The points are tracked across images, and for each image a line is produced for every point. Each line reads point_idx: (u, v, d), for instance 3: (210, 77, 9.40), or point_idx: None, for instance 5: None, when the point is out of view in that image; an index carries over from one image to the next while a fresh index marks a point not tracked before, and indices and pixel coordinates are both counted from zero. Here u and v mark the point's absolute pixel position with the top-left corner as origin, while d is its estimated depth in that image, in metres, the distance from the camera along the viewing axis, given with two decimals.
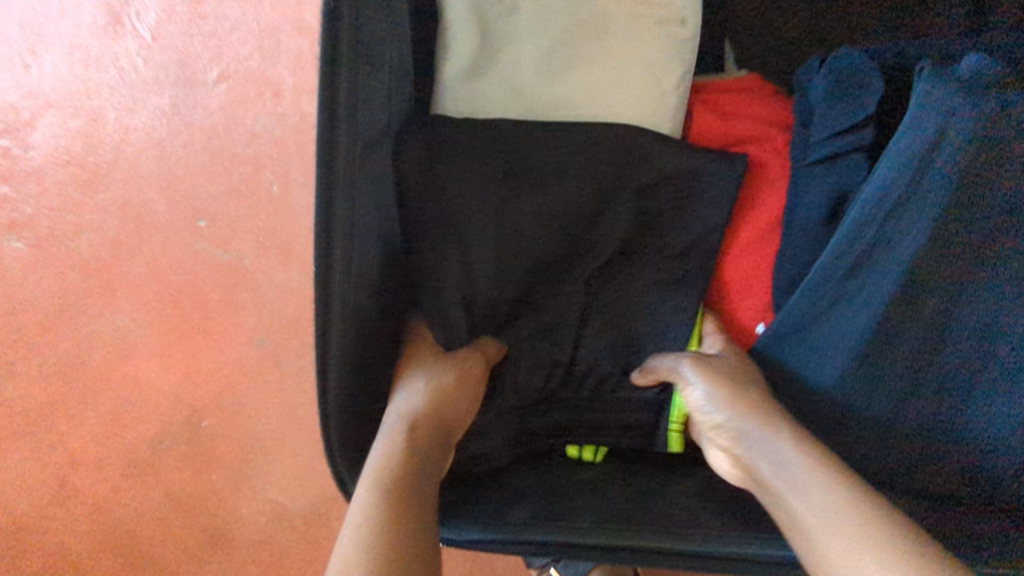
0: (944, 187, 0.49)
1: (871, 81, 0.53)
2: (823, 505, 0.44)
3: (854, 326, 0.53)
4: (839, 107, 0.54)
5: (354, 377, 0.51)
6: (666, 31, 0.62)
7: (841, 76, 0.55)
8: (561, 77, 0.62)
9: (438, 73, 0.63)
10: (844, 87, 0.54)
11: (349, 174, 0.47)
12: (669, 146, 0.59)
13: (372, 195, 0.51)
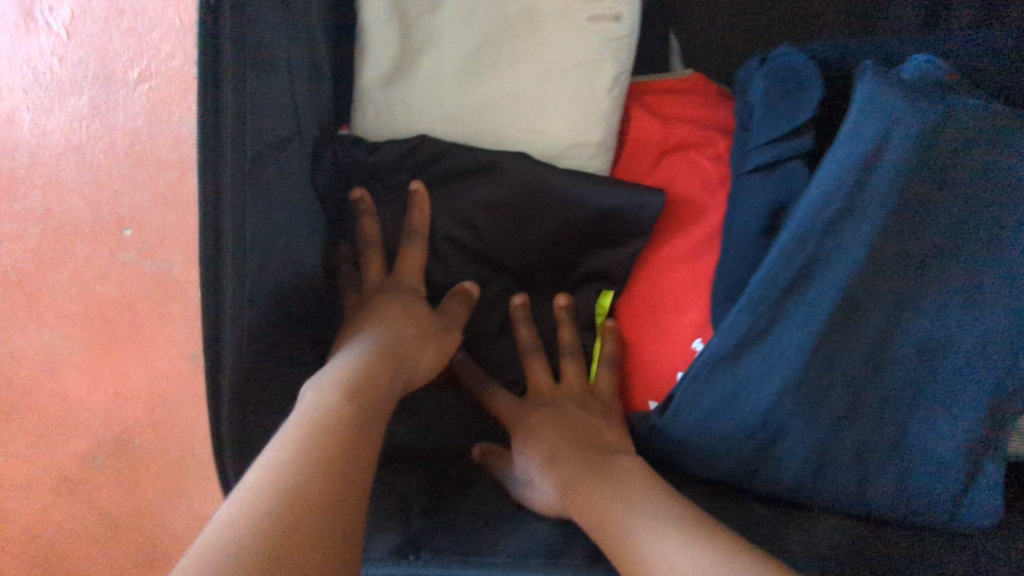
0: (879, 205, 0.47)
1: (808, 89, 0.49)
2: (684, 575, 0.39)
3: (790, 350, 0.50)
4: (773, 115, 0.50)
5: (261, 393, 0.47)
6: (600, 28, 0.59)
7: (778, 79, 0.51)
8: (487, 80, 0.59)
9: (358, 77, 0.60)
10: (778, 94, 0.50)
11: (239, 180, 0.44)
12: (591, 177, 0.58)
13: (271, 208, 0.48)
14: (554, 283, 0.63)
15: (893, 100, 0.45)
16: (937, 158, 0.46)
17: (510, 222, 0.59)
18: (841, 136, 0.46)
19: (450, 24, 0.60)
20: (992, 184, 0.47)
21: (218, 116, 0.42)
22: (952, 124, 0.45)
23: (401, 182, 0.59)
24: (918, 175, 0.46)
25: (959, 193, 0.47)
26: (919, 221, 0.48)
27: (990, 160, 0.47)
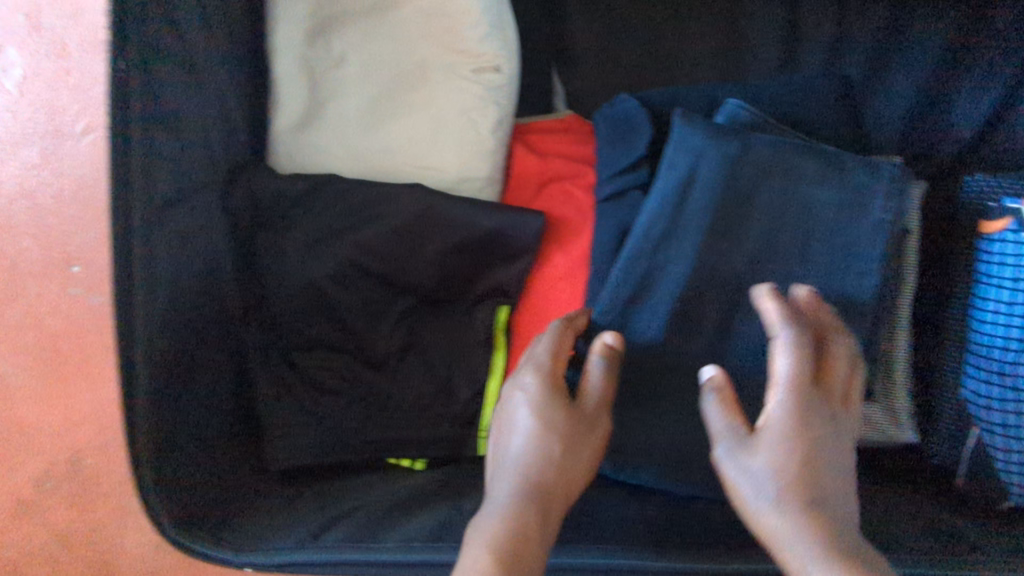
0: (699, 223, 0.58)
1: (638, 133, 0.61)
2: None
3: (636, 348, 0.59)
4: (617, 152, 0.62)
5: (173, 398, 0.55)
6: (482, 79, 0.67)
7: (616, 122, 0.63)
8: (385, 125, 0.68)
9: (271, 126, 0.68)
10: (619, 133, 0.63)
11: (147, 221, 0.53)
12: (477, 203, 0.66)
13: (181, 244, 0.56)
14: (452, 301, 0.70)
15: (698, 137, 0.58)
16: (748, 178, 0.57)
17: (406, 245, 0.66)
18: (663, 165, 0.58)
19: (352, 78, 0.68)
20: (802, 200, 0.58)
21: (128, 168, 0.51)
22: (750, 154, 0.57)
23: (308, 213, 0.66)
24: (732, 192, 0.58)
25: (778, 209, 0.58)
26: (748, 235, 0.58)
27: (792, 182, 0.58)
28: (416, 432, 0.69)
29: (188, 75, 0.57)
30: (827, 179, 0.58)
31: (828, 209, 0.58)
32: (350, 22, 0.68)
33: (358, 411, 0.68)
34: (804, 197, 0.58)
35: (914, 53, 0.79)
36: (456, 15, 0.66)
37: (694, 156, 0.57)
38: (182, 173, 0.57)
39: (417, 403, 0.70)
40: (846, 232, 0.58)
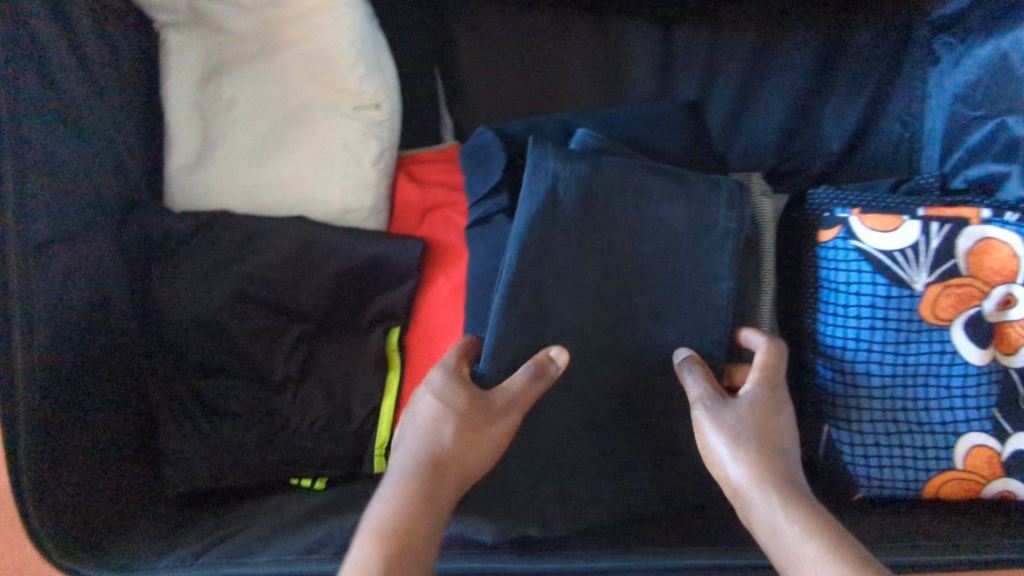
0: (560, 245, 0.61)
1: (493, 159, 0.66)
2: (809, 569, 0.42)
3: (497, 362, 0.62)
4: (476, 177, 0.68)
5: (59, 430, 0.57)
6: (363, 116, 0.72)
7: (475, 150, 0.69)
8: (273, 162, 0.72)
9: (165, 167, 0.72)
10: (479, 161, 0.68)
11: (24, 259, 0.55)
12: (360, 234, 0.71)
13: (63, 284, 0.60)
14: (346, 325, 0.74)
15: (550, 160, 0.61)
16: (598, 197, 0.60)
17: (293, 274, 0.71)
18: (524, 188, 0.61)
19: (241, 119, 0.72)
20: (648, 217, 0.62)
21: None
22: (600, 174, 0.61)
23: (201, 248, 0.70)
24: (586, 213, 0.60)
25: (627, 227, 0.61)
26: (604, 251, 0.61)
27: (640, 201, 0.61)
28: (313, 454, 0.71)
29: (68, 122, 0.61)
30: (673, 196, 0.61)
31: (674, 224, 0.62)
32: (239, 68, 0.73)
33: (257, 436, 0.70)
34: (655, 215, 0.62)
35: (786, 70, 0.83)
36: (332, 57, 0.70)
37: (551, 178, 0.60)
38: (64, 212, 0.60)
39: (315, 426, 0.72)
40: (691, 246, 0.62)
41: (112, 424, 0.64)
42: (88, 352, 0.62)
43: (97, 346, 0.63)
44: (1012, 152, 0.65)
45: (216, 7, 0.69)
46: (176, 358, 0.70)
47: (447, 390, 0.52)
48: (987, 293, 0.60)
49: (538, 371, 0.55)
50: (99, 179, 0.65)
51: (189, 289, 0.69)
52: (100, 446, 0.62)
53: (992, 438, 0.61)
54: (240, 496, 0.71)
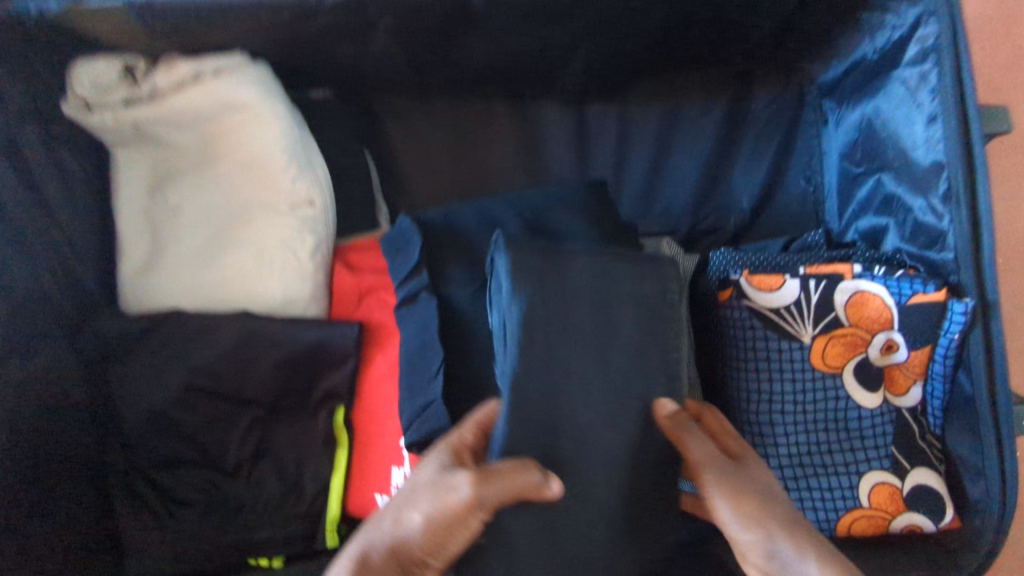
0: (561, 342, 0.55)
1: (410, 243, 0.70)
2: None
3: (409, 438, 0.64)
4: (399, 262, 0.71)
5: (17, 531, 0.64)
6: (298, 213, 0.78)
7: (396, 237, 0.72)
8: (218, 261, 0.78)
9: (118, 273, 0.78)
10: (399, 247, 0.72)
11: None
12: (299, 323, 0.76)
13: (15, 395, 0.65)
14: (293, 408, 0.78)
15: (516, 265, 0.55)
16: (572, 288, 0.55)
17: (239, 365, 0.75)
18: (506, 296, 0.54)
19: (188, 224, 0.79)
20: (626, 301, 0.56)
21: None
22: (571, 264, 0.56)
23: (151, 342, 0.75)
24: (564, 306, 0.55)
25: (605, 315, 0.56)
26: (595, 346, 0.55)
27: (614, 283, 0.57)
28: (263, 535, 0.75)
29: (21, 245, 0.68)
30: (643, 276, 0.57)
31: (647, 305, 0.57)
32: (184, 177, 0.79)
33: (209, 521, 0.74)
34: (636, 295, 0.57)
35: (694, 138, 0.91)
36: (267, 163, 0.76)
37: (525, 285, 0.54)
38: (19, 328, 0.67)
39: (264, 508, 0.76)
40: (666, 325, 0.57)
41: (71, 519, 0.70)
42: (41, 457, 0.67)
43: (51, 448, 0.69)
44: (888, 207, 0.71)
45: (158, 126, 0.76)
46: (130, 451, 0.75)
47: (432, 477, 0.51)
48: (869, 340, 0.65)
49: (522, 466, 0.50)
50: (53, 291, 0.71)
51: (138, 386, 0.74)
52: (57, 542, 0.68)
53: (892, 475, 0.65)
54: None
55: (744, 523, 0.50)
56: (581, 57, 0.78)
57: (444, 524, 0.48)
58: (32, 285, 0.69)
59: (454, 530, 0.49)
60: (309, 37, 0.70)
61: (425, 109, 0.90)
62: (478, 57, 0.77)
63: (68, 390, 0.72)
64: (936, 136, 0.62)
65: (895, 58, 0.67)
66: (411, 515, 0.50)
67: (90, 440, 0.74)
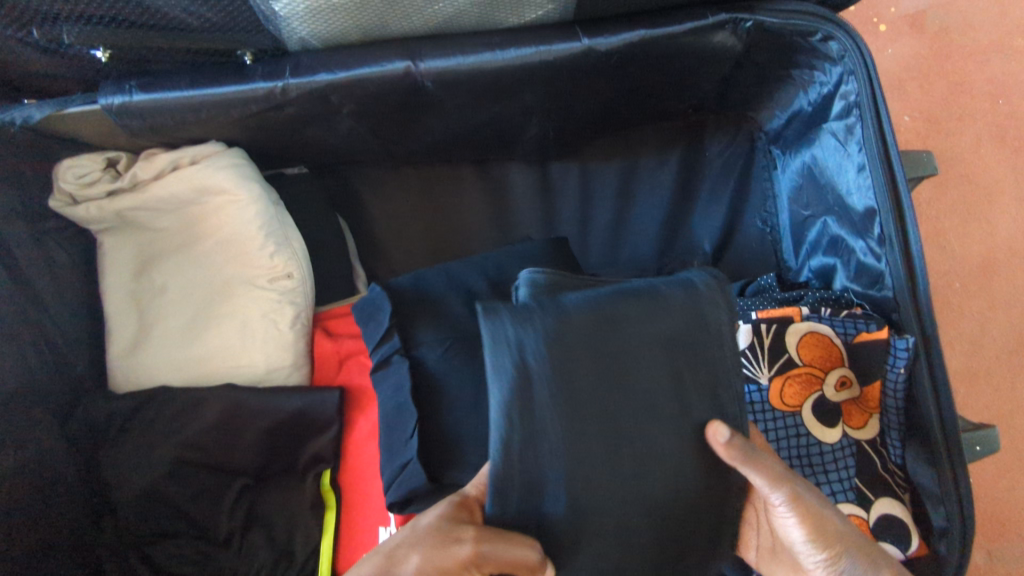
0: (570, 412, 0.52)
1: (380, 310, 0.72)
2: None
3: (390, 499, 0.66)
4: (370, 329, 0.73)
5: None
6: (277, 287, 0.81)
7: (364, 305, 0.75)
8: (203, 337, 0.82)
9: (107, 354, 0.81)
10: (369, 314, 0.74)
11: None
12: (282, 391, 0.79)
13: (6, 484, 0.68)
14: (280, 474, 0.81)
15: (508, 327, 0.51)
16: (575, 349, 0.51)
17: (227, 437, 0.78)
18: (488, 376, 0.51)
19: (172, 303, 0.82)
20: (634, 347, 0.52)
21: None
22: (585, 328, 0.52)
23: (141, 422, 0.78)
24: (582, 371, 0.51)
25: (613, 365, 0.52)
26: (602, 403, 0.51)
27: (638, 343, 0.52)
28: None
29: (11, 337, 0.71)
30: (653, 315, 0.53)
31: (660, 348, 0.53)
32: (168, 259, 0.83)
33: None
34: (665, 353, 0.53)
35: (653, 188, 0.96)
36: (245, 241, 0.80)
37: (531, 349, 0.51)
38: (8, 418, 0.70)
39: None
40: (698, 361, 0.54)
41: None
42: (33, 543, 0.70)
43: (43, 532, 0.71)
44: (835, 248, 0.76)
45: (141, 214, 0.80)
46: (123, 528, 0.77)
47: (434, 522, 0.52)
48: (823, 378, 0.68)
49: (522, 541, 0.50)
50: (43, 379, 0.74)
51: (131, 463, 0.76)
52: None
53: (858, 507, 0.67)
54: None
55: (814, 546, 0.55)
56: (537, 123, 0.83)
57: (437, 571, 0.47)
58: (22, 374, 0.72)
59: None
60: (278, 124, 0.75)
61: (396, 177, 0.95)
62: (440, 130, 0.82)
63: (59, 474, 0.74)
64: (868, 184, 0.67)
65: (824, 112, 0.73)
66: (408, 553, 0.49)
67: (86, 521, 0.76)
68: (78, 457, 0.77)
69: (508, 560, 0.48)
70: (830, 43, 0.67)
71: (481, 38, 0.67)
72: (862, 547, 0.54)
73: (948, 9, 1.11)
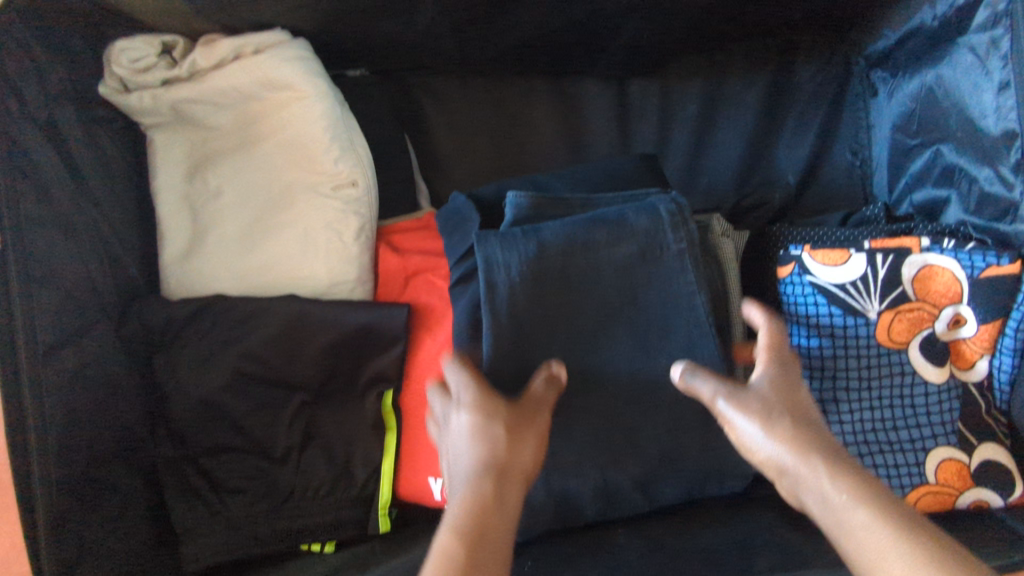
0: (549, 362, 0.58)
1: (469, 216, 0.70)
2: (864, 535, 0.42)
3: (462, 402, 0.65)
4: (456, 240, 0.71)
5: (77, 529, 0.63)
6: (341, 195, 0.76)
7: (451, 215, 0.73)
8: (261, 244, 0.77)
9: (159, 258, 0.76)
10: (455, 226, 0.71)
11: (31, 364, 0.61)
12: (347, 307, 0.75)
13: (62, 386, 0.64)
14: (341, 393, 0.78)
15: (496, 251, 0.60)
16: (545, 264, 0.61)
17: (286, 350, 0.74)
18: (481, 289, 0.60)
19: (228, 207, 0.77)
20: (599, 266, 0.62)
21: (13, 328, 0.59)
22: (548, 249, 0.61)
23: (197, 331, 0.74)
24: (545, 285, 0.61)
25: (577, 275, 0.61)
26: (565, 297, 0.62)
27: (601, 262, 0.62)
28: (315, 520, 0.74)
29: (64, 230, 0.66)
30: (617, 238, 0.62)
31: (618, 267, 0.62)
32: (223, 159, 0.77)
33: (259, 508, 0.73)
34: (625, 268, 0.62)
35: (737, 111, 0.89)
36: (309, 143, 0.75)
37: (504, 265, 0.60)
38: (66, 317, 0.66)
39: (315, 494, 0.75)
40: (650, 272, 0.62)
41: (124, 507, 0.69)
42: (91, 451, 0.67)
43: (99, 439, 0.68)
44: (949, 178, 0.70)
45: (197, 107, 0.74)
46: (179, 438, 0.74)
47: (478, 400, 0.53)
48: (936, 315, 0.64)
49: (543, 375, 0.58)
50: (98, 277, 0.70)
51: (188, 373, 0.73)
52: (112, 533, 0.67)
53: (959, 451, 0.64)
54: (249, 563, 0.75)
55: (767, 444, 0.48)
56: (629, 29, 0.76)
57: (521, 422, 0.52)
58: (75, 271, 0.67)
59: (530, 428, 0.53)
60: (354, 11, 0.68)
61: (462, 87, 0.88)
62: (523, 30, 0.75)
63: (114, 380, 0.71)
64: (1009, 105, 0.60)
65: (960, 24, 0.65)
66: (493, 428, 0.51)
67: (139, 428, 0.73)
68: (131, 364, 0.73)
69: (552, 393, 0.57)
70: None
71: None
72: (825, 446, 0.47)
73: None
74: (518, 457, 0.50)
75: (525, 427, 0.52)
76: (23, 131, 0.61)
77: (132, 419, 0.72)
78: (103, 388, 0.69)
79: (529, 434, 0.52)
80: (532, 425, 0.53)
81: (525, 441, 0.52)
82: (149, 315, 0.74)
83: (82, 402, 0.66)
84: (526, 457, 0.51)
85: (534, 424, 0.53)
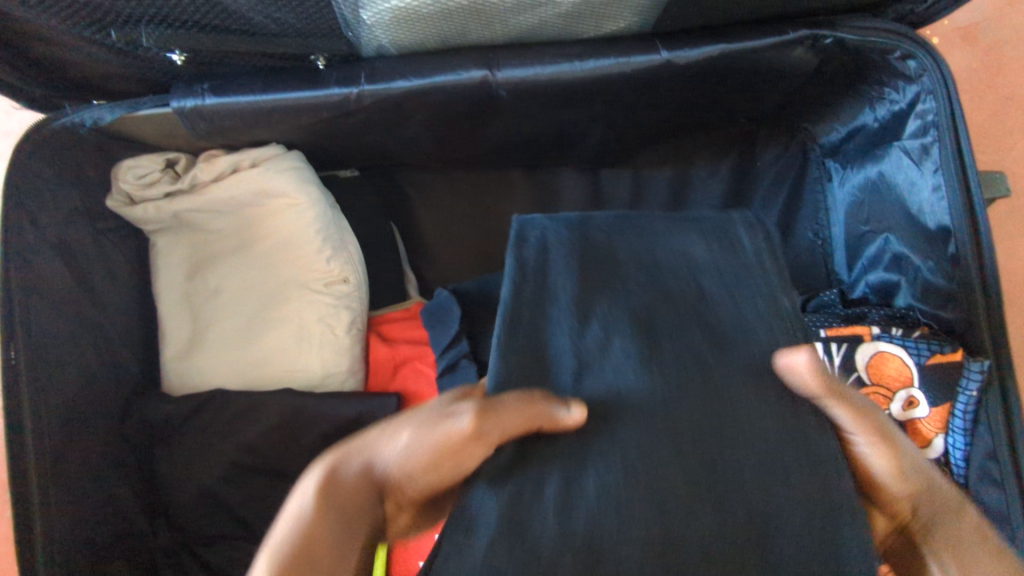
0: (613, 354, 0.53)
1: (451, 311, 0.75)
2: None
3: None
4: (439, 333, 0.75)
5: None
6: (332, 291, 0.81)
7: (435, 309, 0.77)
8: (257, 340, 0.81)
9: (161, 356, 0.81)
10: (438, 318, 0.76)
11: (40, 471, 0.64)
12: (339, 399, 0.79)
13: (68, 489, 0.67)
14: None
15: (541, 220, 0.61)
16: (598, 239, 0.61)
17: (281, 441, 0.77)
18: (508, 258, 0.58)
19: (226, 306, 0.82)
20: (651, 252, 0.61)
21: (24, 438, 0.63)
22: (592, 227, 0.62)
23: (196, 426, 0.77)
24: (585, 271, 0.58)
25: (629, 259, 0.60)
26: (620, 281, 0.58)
27: (656, 247, 0.61)
28: None
29: (73, 340, 0.70)
30: (669, 233, 0.62)
31: (675, 257, 0.60)
32: (223, 259, 0.82)
33: None
34: (686, 260, 0.60)
35: (704, 195, 0.95)
36: (302, 244, 0.80)
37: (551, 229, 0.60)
38: (73, 422, 0.69)
39: None
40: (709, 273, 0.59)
41: None
42: (93, 549, 0.69)
43: (101, 537, 0.70)
44: (899, 266, 0.74)
45: (197, 215, 0.79)
46: (178, 530, 0.76)
47: (432, 404, 0.47)
48: (890, 398, 0.69)
49: (533, 400, 0.46)
50: (102, 380, 0.74)
51: (185, 467, 0.76)
52: None
53: None
54: None
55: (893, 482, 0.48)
56: (598, 130, 0.83)
57: (434, 450, 0.43)
58: (82, 376, 0.71)
59: (444, 462, 0.44)
60: (343, 129, 0.74)
61: (445, 181, 0.94)
62: (500, 135, 0.81)
63: (115, 477, 0.74)
64: (942, 205, 0.67)
65: (897, 127, 0.72)
66: (399, 435, 0.44)
67: (139, 525, 0.75)
68: (133, 460, 0.76)
69: (518, 425, 0.44)
70: (909, 61, 0.67)
71: (558, 49, 0.66)
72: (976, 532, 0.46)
73: (998, 21, 1.08)
74: (403, 471, 0.43)
75: (438, 455, 0.43)
76: (35, 256, 0.66)
77: (133, 513, 0.75)
78: (106, 486, 0.72)
79: (441, 462, 0.43)
80: (451, 451, 0.43)
81: (425, 468, 0.43)
82: (149, 412, 0.77)
83: (86, 503, 0.69)
84: (415, 476, 0.43)
85: (452, 454, 0.43)
